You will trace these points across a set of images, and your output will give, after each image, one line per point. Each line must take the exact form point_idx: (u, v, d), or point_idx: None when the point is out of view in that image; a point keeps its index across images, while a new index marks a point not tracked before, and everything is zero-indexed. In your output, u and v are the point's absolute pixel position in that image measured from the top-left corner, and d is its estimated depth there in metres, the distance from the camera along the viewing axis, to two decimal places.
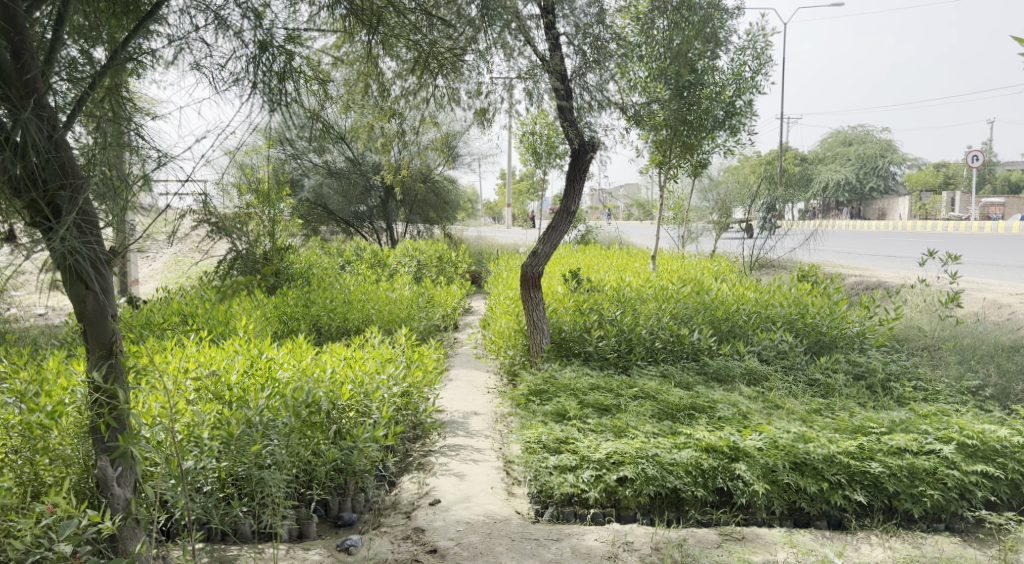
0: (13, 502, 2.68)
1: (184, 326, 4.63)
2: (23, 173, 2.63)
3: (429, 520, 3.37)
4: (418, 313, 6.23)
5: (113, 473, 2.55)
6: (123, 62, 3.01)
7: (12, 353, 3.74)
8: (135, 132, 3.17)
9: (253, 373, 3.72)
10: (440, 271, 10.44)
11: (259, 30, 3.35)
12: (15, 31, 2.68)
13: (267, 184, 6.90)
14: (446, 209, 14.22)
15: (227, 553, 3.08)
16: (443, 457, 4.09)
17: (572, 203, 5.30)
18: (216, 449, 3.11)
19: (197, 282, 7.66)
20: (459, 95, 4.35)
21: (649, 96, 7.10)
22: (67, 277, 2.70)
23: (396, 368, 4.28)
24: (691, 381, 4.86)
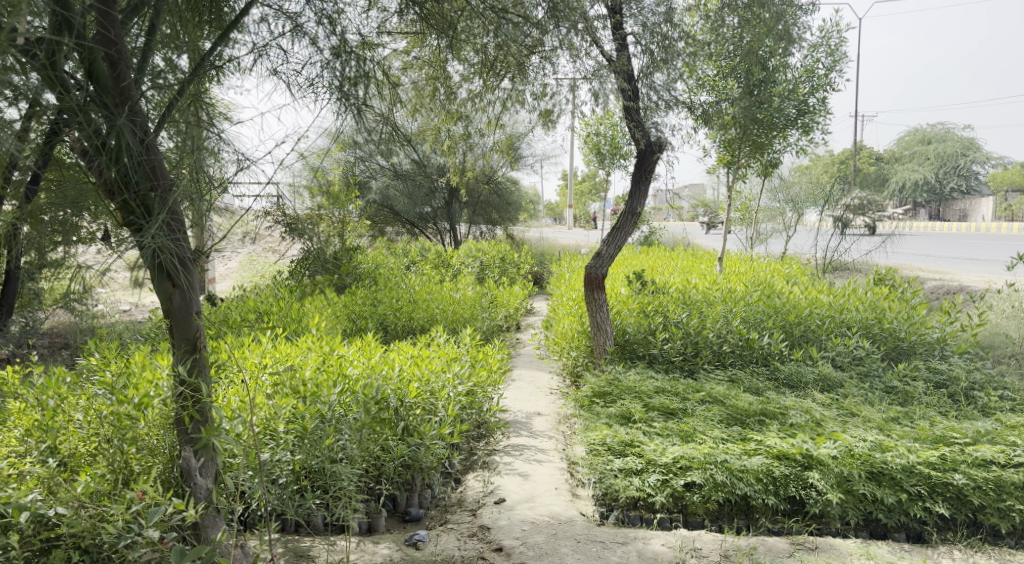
0: (106, 489, 2.82)
1: (260, 322, 4.79)
2: (118, 177, 2.81)
3: (495, 519, 3.40)
4: (482, 313, 6.30)
5: (197, 464, 2.84)
6: (208, 71, 3.15)
7: (102, 347, 3.93)
8: (218, 136, 3.32)
9: (326, 370, 3.81)
10: (502, 272, 10.51)
11: (334, 37, 3.49)
12: (111, 43, 2.82)
13: (337, 186, 7.05)
14: (509, 210, 14.33)
15: (302, 544, 3.18)
16: (507, 457, 4.11)
17: (637, 204, 5.25)
18: (291, 443, 3.24)
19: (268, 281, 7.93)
20: (525, 97, 4.36)
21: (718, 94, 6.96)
22: (156, 275, 2.85)
23: (461, 368, 4.33)
24: (761, 387, 4.74)
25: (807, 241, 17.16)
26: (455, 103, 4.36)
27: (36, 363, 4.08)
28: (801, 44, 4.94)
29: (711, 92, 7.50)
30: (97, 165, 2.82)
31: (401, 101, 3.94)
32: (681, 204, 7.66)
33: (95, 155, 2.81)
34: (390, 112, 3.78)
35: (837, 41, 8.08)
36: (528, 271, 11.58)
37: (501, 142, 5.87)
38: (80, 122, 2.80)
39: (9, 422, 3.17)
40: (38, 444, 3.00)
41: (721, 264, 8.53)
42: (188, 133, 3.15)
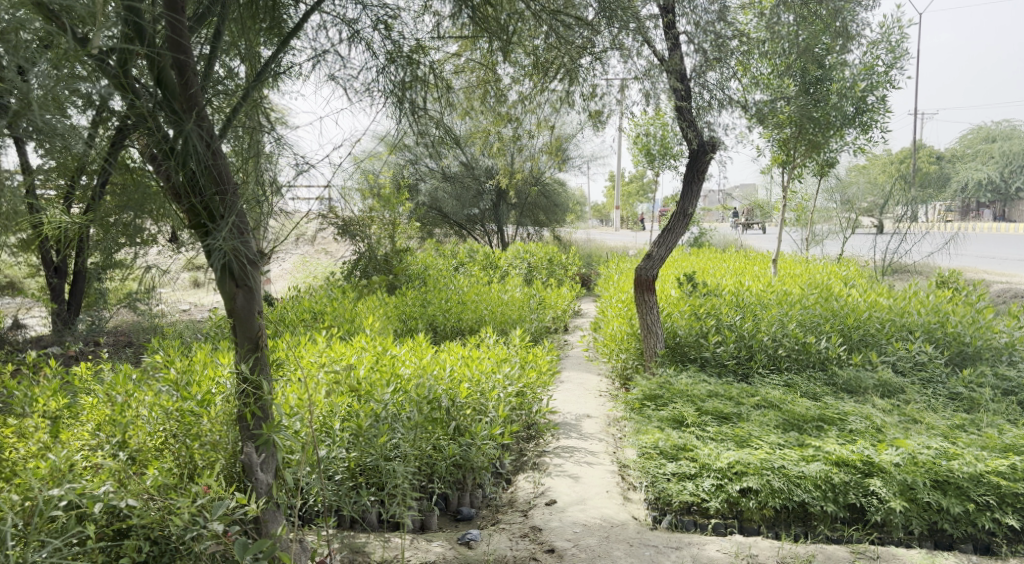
0: (173, 482, 2.92)
1: (315, 322, 4.90)
2: (185, 181, 2.93)
3: (547, 520, 3.40)
4: (530, 314, 6.32)
5: (258, 460, 2.93)
6: (269, 78, 3.24)
7: (165, 345, 4.07)
8: (277, 140, 3.41)
9: (379, 369, 3.88)
10: (550, 273, 10.50)
11: (388, 41, 3.55)
12: (178, 51, 2.90)
13: (388, 188, 7.15)
14: (556, 211, 14.34)
15: (357, 540, 3.24)
16: (557, 458, 4.11)
17: (689, 205, 5.19)
18: (347, 441, 3.32)
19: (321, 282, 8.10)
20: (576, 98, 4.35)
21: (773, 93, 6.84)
22: (221, 276, 2.94)
23: (512, 368, 4.34)
24: (819, 392, 4.63)
25: (864, 243, 16.69)
26: (506, 106, 4.38)
27: (104, 359, 4.25)
28: (859, 41, 4.80)
29: (766, 91, 7.37)
30: (165, 169, 2.94)
31: (455, 104, 3.98)
32: (732, 205, 7.54)
33: (163, 160, 2.93)
34: (444, 116, 3.82)
35: (898, 37, 7.83)
36: (576, 273, 11.55)
37: (551, 143, 5.88)
38: (149, 128, 2.92)
39: (80, 418, 3.31)
40: (109, 438, 3.11)
41: (774, 266, 8.36)
42: (245, 138, 3.24)
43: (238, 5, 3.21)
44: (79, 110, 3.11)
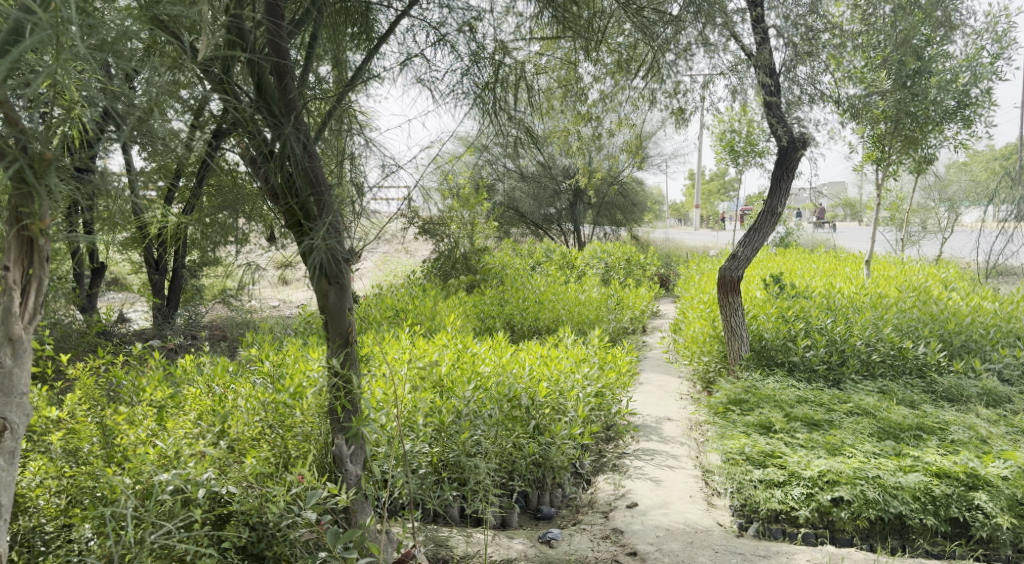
0: (269, 471, 3.06)
1: (398, 319, 5.01)
2: (282, 183, 3.10)
3: (628, 523, 3.37)
4: (607, 314, 6.28)
5: (348, 452, 3.07)
6: (359, 83, 3.33)
7: (259, 339, 4.25)
8: (364, 142, 3.52)
9: (460, 366, 3.97)
10: (627, 273, 10.41)
11: (473, 43, 3.57)
12: (279, 55, 3.06)
13: (468, 188, 7.25)
14: (633, 210, 14.29)
15: (440, 534, 3.29)
16: (638, 461, 4.06)
17: (777, 204, 5.07)
18: (429, 436, 3.40)
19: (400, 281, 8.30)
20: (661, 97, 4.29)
21: (868, 87, 6.56)
22: (315, 274, 3.12)
23: (591, 369, 4.32)
24: (916, 399, 4.43)
25: (965, 243, 15.73)
26: (586, 105, 4.36)
27: (204, 352, 4.49)
28: (963, 30, 4.54)
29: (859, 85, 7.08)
30: (264, 170, 3.11)
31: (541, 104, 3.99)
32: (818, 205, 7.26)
33: (263, 163, 3.09)
34: (529, 116, 3.84)
35: (1006, 24, 7.36)
36: (654, 273, 11.41)
37: (631, 141, 5.84)
38: (250, 131, 3.08)
39: (183, 405, 3.49)
40: (210, 428, 3.26)
41: (867, 268, 8.01)
42: (330, 141, 3.37)
43: (331, 12, 3.32)
44: (180, 112, 2.90)
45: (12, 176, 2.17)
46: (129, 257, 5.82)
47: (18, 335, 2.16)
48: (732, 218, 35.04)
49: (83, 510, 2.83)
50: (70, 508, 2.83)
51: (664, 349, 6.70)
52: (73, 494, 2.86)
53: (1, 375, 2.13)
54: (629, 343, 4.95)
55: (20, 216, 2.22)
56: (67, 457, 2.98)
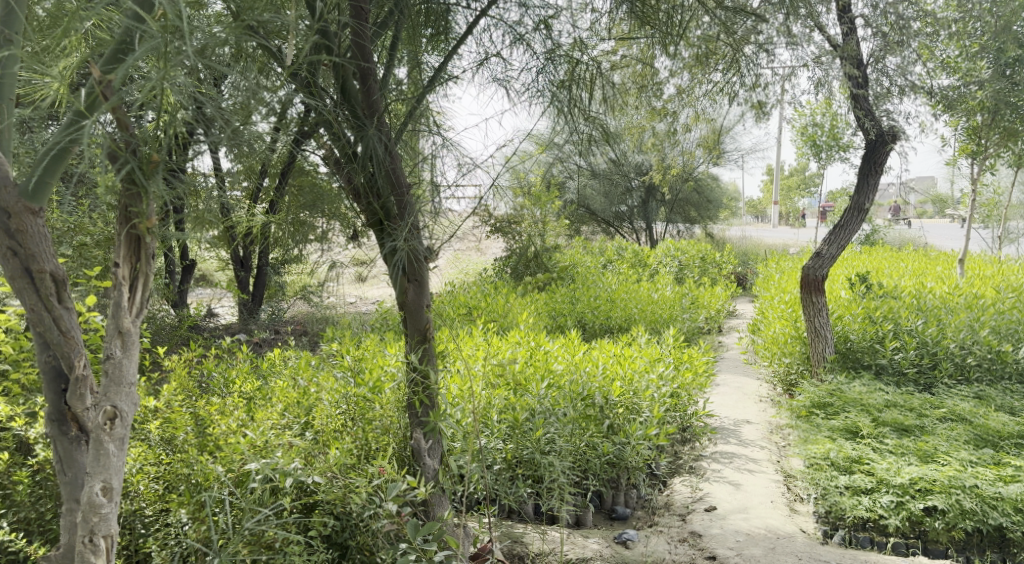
0: (351, 462, 3.14)
1: (470, 316, 5.07)
2: (364, 183, 3.21)
3: (707, 526, 3.31)
4: (682, 314, 6.18)
5: (424, 445, 3.17)
6: (436, 84, 3.36)
7: (340, 334, 4.37)
8: (441, 142, 3.55)
9: (533, 364, 3.98)
10: (702, 272, 10.21)
11: (549, 41, 3.55)
12: (363, 58, 3.17)
13: (540, 187, 7.27)
14: (710, 207, 14.38)
15: (515, 530, 3.31)
16: (716, 464, 3.99)
17: (864, 200, 4.90)
18: (503, 432, 3.45)
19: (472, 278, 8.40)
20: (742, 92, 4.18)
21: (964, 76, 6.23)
22: (394, 273, 3.21)
23: (666, 369, 4.25)
24: (1017, 406, 4.19)
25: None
26: (662, 100, 4.29)
27: (289, 347, 4.66)
28: None
29: (952, 75, 6.75)
30: (346, 171, 3.23)
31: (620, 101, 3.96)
32: (906, 201, 6.92)
33: (346, 163, 3.20)
34: (608, 114, 3.81)
35: None
36: (730, 272, 11.15)
37: (708, 137, 5.73)
38: (335, 133, 3.19)
39: (270, 397, 3.62)
40: (296, 419, 3.42)
41: (960, 267, 7.59)
42: (404, 141, 3.45)
43: (411, 14, 3.38)
44: (265, 115, 2.93)
45: (123, 178, 2.31)
46: (218, 255, 6.12)
47: (127, 328, 2.29)
48: (809, 213, 33.83)
49: (179, 496, 2.97)
50: (166, 494, 2.99)
51: (742, 349, 6.57)
52: (169, 481, 3.03)
53: (112, 365, 2.26)
54: (706, 343, 4.85)
55: (129, 215, 2.35)
56: (164, 444, 3.19)
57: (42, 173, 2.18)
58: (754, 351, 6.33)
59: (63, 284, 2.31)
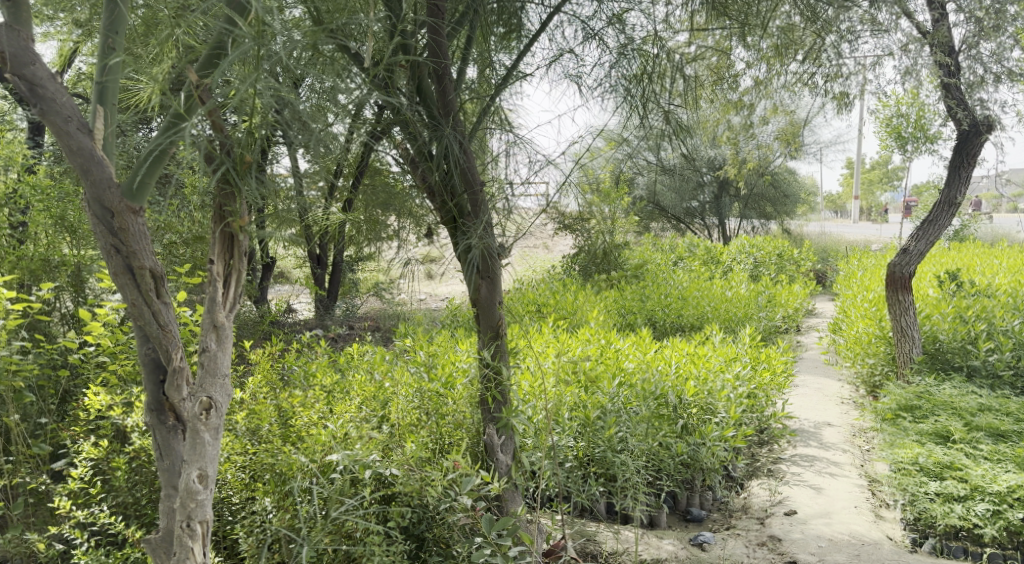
0: (427, 456, 3.19)
1: (540, 313, 5.09)
2: (439, 181, 3.27)
3: (786, 530, 3.22)
4: (758, 312, 6.05)
5: (497, 441, 3.19)
6: (509, 83, 3.38)
7: (414, 331, 4.47)
8: (513, 139, 3.53)
9: (604, 362, 3.95)
10: (779, 269, 9.96)
11: (623, 34, 3.42)
12: (437, 57, 3.20)
13: (610, 183, 7.23)
14: (786, 202, 14.33)
15: (587, 528, 3.29)
16: (795, 467, 3.89)
17: (955, 193, 4.68)
18: (575, 430, 3.43)
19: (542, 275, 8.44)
20: (826, 84, 4.03)
21: None
22: (468, 270, 3.24)
23: (743, 368, 4.16)
24: None
25: None
26: (738, 92, 4.20)
27: (366, 343, 4.79)
28: None
29: None
30: (421, 170, 3.30)
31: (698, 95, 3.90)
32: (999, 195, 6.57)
33: (421, 162, 3.28)
34: (685, 110, 3.75)
35: None
36: (808, 269, 10.83)
37: (785, 130, 5.59)
38: (411, 133, 3.24)
39: (349, 390, 3.72)
40: (373, 413, 3.51)
41: None
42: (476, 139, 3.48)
43: (486, 13, 3.41)
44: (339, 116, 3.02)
45: (218, 178, 2.41)
46: (296, 253, 6.33)
47: (221, 322, 2.39)
48: (891, 208, 32.46)
49: (264, 485, 3.06)
50: (251, 483, 3.09)
51: (823, 349, 6.41)
52: (254, 470, 3.12)
53: (208, 357, 2.36)
54: (785, 342, 4.72)
55: (223, 215, 2.45)
56: (249, 435, 3.31)
57: (145, 174, 2.27)
58: (834, 352, 6.14)
59: (161, 280, 2.38)
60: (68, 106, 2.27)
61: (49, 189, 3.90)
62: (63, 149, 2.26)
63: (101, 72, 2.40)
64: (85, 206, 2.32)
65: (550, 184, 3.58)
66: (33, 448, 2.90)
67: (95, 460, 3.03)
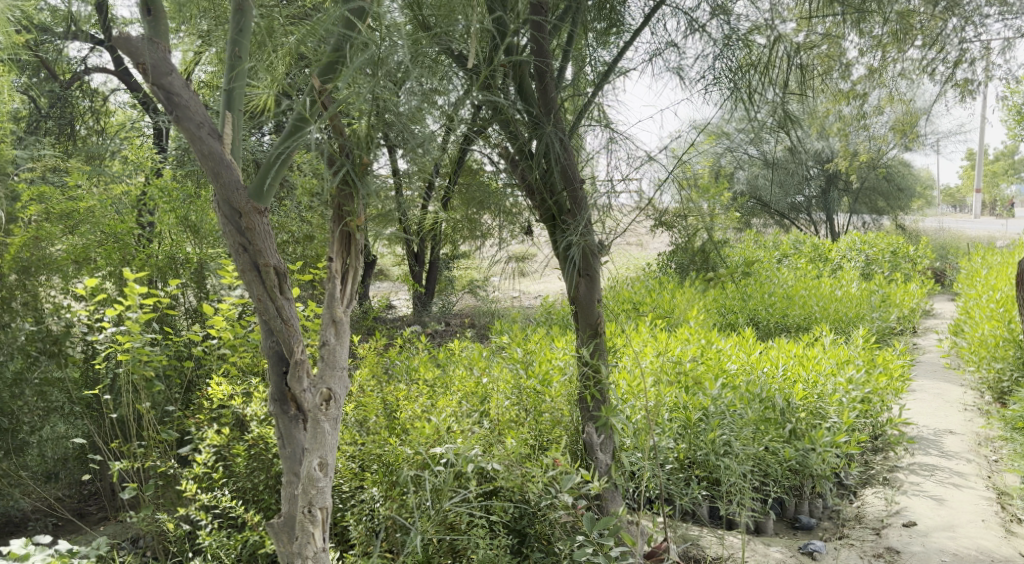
0: (528, 452, 3.21)
1: (637, 311, 5.08)
2: (539, 180, 3.28)
3: (905, 543, 3.06)
4: (871, 313, 5.78)
5: (597, 440, 3.15)
6: (609, 79, 3.34)
7: (512, 328, 4.53)
8: (612, 136, 3.46)
9: (706, 362, 3.87)
10: (895, 268, 9.48)
11: (727, 25, 3.31)
12: (540, 57, 3.21)
13: (709, 178, 7.09)
14: (901, 197, 14.04)
15: (690, 532, 3.22)
16: (914, 476, 3.70)
17: None
18: (676, 431, 3.36)
19: (638, 272, 8.39)
20: (953, 69, 3.80)
21: None
22: (568, 267, 3.24)
23: (856, 371, 3.99)
24: None
25: None
26: (850, 81, 4.02)
27: (467, 339, 4.89)
28: None
29: None
30: (521, 169, 3.33)
31: (812, 86, 3.76)
32: None
33: (522, 162, 3.30)
34: (797, 102, 3.62)
35: None
36: (925, 266, 10.23)
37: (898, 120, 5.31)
38: (512, 132, 3.25)
39: (449, 386, 3.81)
40: (474, 409, 3.57)
41: None
42: (574, 138, 3.45)
43: (587, 8, 3.38)
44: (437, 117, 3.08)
45: (339, 180, 2.53)
46: (395, 251, 6.54)
47: (340, 317, 2.48)
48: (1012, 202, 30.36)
49: (372, 475, 3.17)
50: (360, 473, 3.21)
51: (943, 352, 6.08)
52: (363, 461, 3.24)
53: (327, 351, 2.46)
54: (902, 345, 4.48)
55: (342, 215, 2.56)
56: (357, 426, 3.47)
57: (272, 179, 2.37)
58: (956, 354, 5.81)
59: (284, 277, 2.47)
60: (200, 113, 2.37)
61: (173, 191, 4.17)
62: (197, 153, 2.38)
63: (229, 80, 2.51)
64: (215, 206, 2.43)
65: (647, 181, 3.49)
66: (164, 434, 3.05)
67: (217, 447, 3.20)
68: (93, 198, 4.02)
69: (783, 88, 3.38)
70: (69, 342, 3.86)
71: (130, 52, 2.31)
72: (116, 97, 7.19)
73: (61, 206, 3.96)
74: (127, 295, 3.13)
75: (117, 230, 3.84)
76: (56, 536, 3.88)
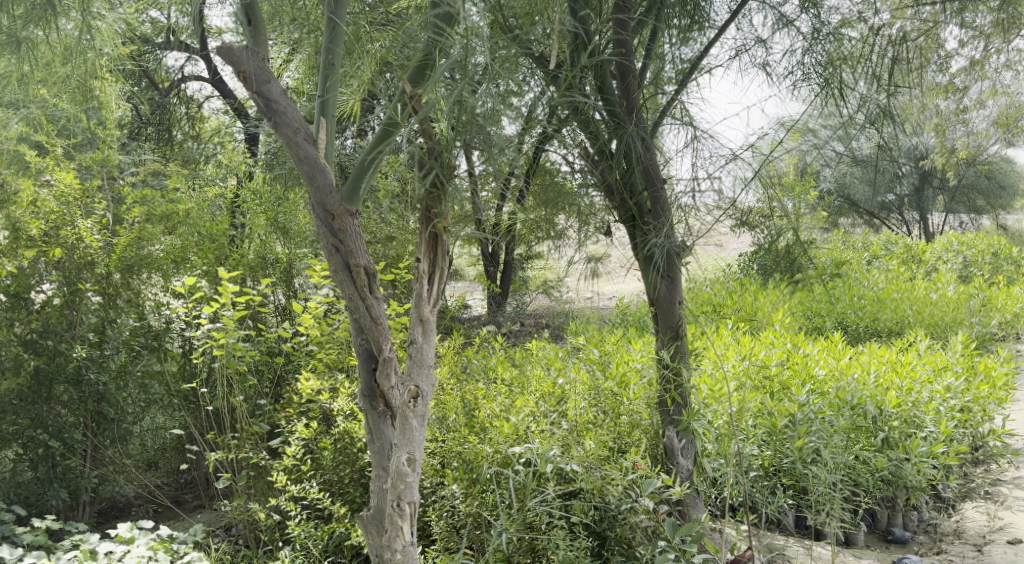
0: (607, 454, 3.19)
1: (718, 313, 5.00)
2: (619, 180, 3.25)
3: (1010, 561, 2.91)
4: (970, 317, 5.49)
5: (677, 444, 3.15)
6: (693, 76, 3.28)
7: (590, 330, 4.52)
8: (694, 135, 3.40)
9: (792, 368, 3.77)
10: (995, 269, 8.98)
11: (817, 18, 3.20)
12: (623, 56, 3.18)
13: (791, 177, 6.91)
14: (1001, 195, 13.39)
15: (776, 541, 3.14)
16: (1019, 491, 3.54)
17: None
18: (761, 437, 3.29)
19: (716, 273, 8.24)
20: None
21: None
22: (649, 267, 3.20)
23: (955, 379, 3.80)
24: None
25: None
26: (949, 74, 3.84)
27: (545, 340, 4.91)
28: None
29: None
30: (601, 168, 3.29)
31: (909, 80, 3.61)
32: None
33: (602, 161, 3.26)
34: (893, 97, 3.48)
35: None
36: None
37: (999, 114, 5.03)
38: (593, 131, 3.23)
39: (528, 386, 3.84)
40: (553, 409, 3.58)
41: None
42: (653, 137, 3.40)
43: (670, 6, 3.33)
44: (516, 118, 3.09)
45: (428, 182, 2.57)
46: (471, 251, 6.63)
47: (427, 316, 2.53)
48: None
49: (453, 471, 3.23)
50: (441, 469, 3.29)
51: None
52: (444, 457, 3.32)
53: (415, 349, 2.52)
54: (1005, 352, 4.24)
55: (429, 216, 2.59)
56: (439, 424, 3.53)
57: (367, 182, 2.43)
58: None
59: (374, 277, 2.49)
60: (296, 118, 2.37)
61: (265, 194, 4.37)
62: (292, 157, 2.40)
63: (321, 88, 2.56)
64: (308, 209, 2.47)
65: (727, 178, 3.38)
66: (256, 427, 3.18)
67: (306, 440, 3.31)
68: (191, 201, 4.37)
69: (876, 83, 3.26)
70: (169, 338, 4.09)
71: (231, 60, 2.28)
72: (208, 104, 7.60)
73: (162, 208, 4.21)
74: (221, 292, 3.26)
75: (214, 230, 4.14)
76: (157, 521, 4.11)
